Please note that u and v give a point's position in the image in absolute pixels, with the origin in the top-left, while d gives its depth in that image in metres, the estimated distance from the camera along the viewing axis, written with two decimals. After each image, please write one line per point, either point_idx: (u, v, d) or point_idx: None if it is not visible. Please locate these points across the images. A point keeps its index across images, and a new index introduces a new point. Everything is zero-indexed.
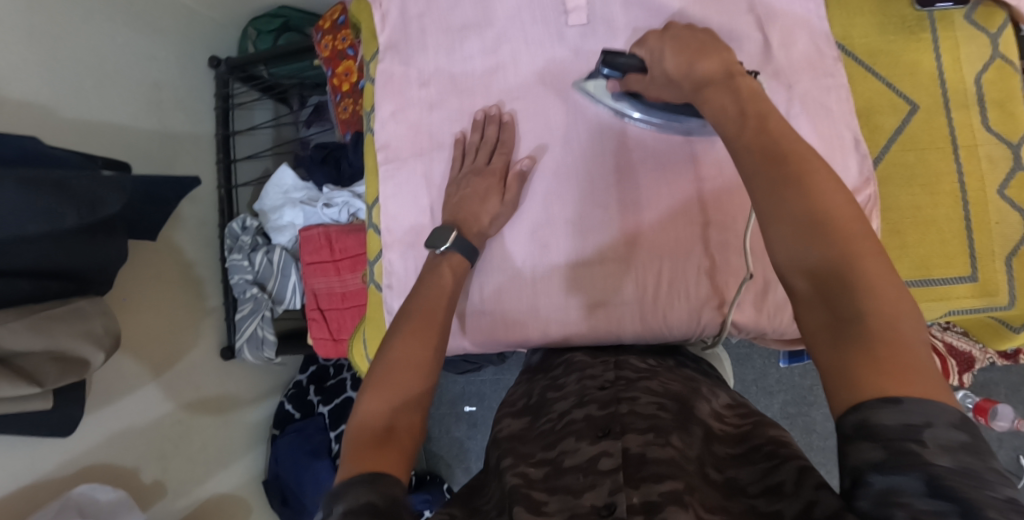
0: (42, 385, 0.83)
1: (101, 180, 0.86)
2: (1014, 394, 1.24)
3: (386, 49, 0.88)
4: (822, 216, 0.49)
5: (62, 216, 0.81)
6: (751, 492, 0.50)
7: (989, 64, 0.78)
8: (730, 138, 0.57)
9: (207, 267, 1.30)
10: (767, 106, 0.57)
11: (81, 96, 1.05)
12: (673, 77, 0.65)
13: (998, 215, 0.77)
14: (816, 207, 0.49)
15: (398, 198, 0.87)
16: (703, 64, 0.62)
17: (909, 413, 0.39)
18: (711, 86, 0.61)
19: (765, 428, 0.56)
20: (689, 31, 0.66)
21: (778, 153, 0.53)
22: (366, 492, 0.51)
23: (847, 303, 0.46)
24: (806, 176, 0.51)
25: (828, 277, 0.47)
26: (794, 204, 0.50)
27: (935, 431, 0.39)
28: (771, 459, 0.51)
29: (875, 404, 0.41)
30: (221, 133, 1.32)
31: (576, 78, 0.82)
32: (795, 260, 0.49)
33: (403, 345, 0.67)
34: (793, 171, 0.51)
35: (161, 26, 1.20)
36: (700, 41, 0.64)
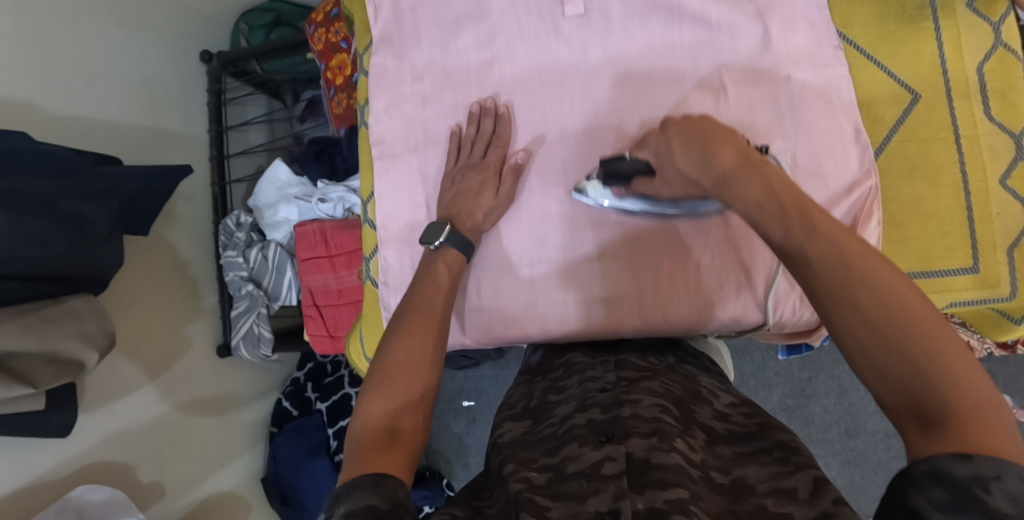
0: (35, 387, 0.83)
1: (91, 200, 0.88)
2: (1013, 383, 1.24)
3: (378, 43, 0.87)
4: (881, 294, 0.48)
5: (51, 242, 0.83)
6: (760, 490, 0.52)
7: (991, 53, 0.77)
8: (774, 238, 0.54)
9: (203, 266, 1.29)
10: (799, 193, 0.55)
11: (70, 95, 1.03)
12: (690, 176, 0.63)
13: (1000, 206, 0.76)
14: (879, 295, 0.48)
15: (393, 194, 0.86)
16: (717, 163, 0.60)
17: (978, 466, 0.40)
18: (733, 177, 0.58)
19: (773, 429, 0.58)
20: (692, 125, 0.65)
21: (828, 246, 0.50)
22: (369, 495, 0.50)
23: (921, 382, 0.45)
24: (862, 265, 0.49)
25: (904, 363, 0.46)
26: (852, 290, 0.48)
27: (1003, 483, 0.39)
28: (783, 466, 0.53)
29: (947, 457, 0.41)
30: (214, 129, 1.30)
31: (571, 185, 0.80)
32: (863, 345, 0.48)
33: (404, 346, 0.67)
34: (848, 262, 0.49)
35: (152, 22, 1.18)
36: (704, 136, 0.62)
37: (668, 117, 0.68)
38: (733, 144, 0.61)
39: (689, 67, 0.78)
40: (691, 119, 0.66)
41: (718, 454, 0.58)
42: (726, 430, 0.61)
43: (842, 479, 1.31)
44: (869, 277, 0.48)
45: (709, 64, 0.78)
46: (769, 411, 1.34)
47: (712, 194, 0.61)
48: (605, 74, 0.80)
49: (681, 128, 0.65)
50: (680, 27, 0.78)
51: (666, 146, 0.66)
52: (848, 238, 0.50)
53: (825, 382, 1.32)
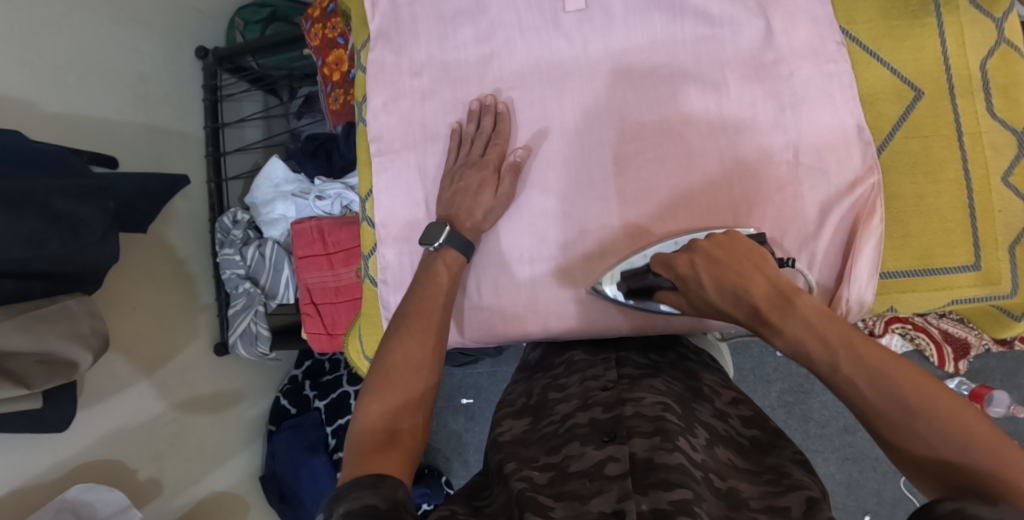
0: (30, 388, 0.82)
1: (86, 201, 0.88)
2: (1010, 379, 1.24)
3: (377, 38, 0.86)
4: (932, 412, 0.50)
5: (44, 242, 0.82)
6: (754, 506, 0.51)
7: (994, 49, 0.76)
8: (822, 370, 0.55)
9: (199, 263, 1.28)
10: (844, 326, 0.54)
11: (63, 90, 1.02)
12: (723, 309, 0.61)
13: (1001, 203, 0.76)
14: (933, 418, 0.50)
15: (392, 191, 0.85)
16: (754, 301, 0.58)
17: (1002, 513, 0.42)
18: (772, 319, 0.57)
19: (768, 455, 0.59)
20: (726, 251, 0.61)
21: (879, 381, 0.52)
22: (368, 495, 0.50)
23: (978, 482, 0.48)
24: (918, 392, 0.50)
25: (964, 470, 0.49)
26: (906, 414, 0.51)
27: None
28: (775, 486, 0.53)
29: (973, 501, 0.44)
30: (210, 126, 1.29)
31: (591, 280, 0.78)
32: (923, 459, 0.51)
33: (403, 346, 0.66)
34: (904, 393, 0.51)
35: (146, 16, 1.17)
36: (737, 268, 0.60)
37: (694, 239, 0.65)
38: (765, 274, 0.59)
39: (691, 64, 0.77)
40: (717, 241, 0.63)
41: (717, 455, 0.57)
42: (725, 433, 0.61)
43: (840, 475, 1.31)
44: (925, 401, 0.50)
45: (711, 60, 0.77)
46: (767, 408, 1.34)
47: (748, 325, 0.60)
48: (605, 70, 0.79)
49: (709, 255, 0.62)
50: (681, 23, 0.78)
51: (694, 274, 0.63)
52: (900, 369, 0.51)
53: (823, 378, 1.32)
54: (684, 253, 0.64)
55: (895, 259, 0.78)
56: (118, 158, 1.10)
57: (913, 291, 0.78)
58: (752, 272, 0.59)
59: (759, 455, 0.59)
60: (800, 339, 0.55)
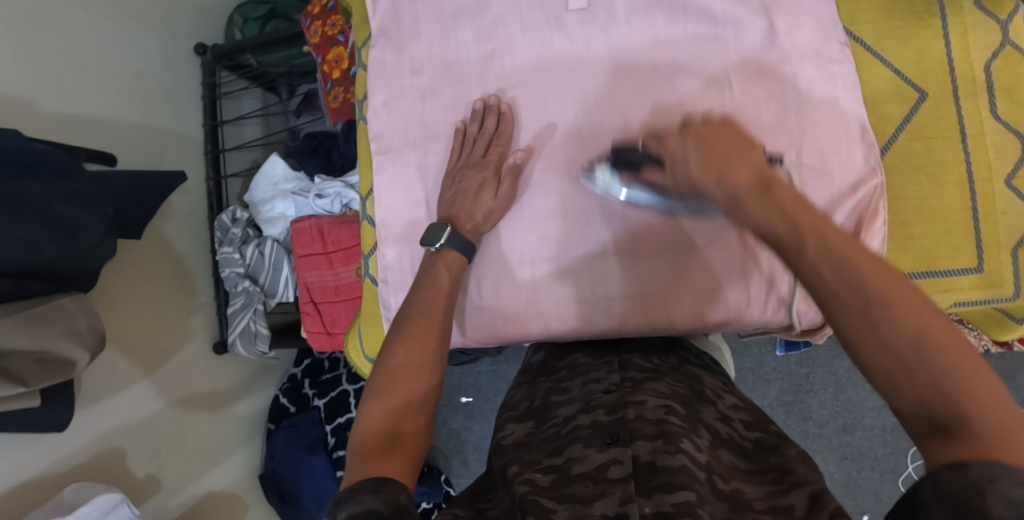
0: (28, 386, 0.82)
1: (86, 205, 0.87)
2: (1009, 380, 1.24)
3: (377, 36, 0.85)
4: (896, 310, 0.47)
5: (42, 246, 0.82)
6: (757, 507, 0.52)
7: (999, 51, 0.76)
8: (787, 255, 0.53)
9: (198, 260, 1.28)
10: (813, 210, 0.53)
11: (61, 88, 1.01)
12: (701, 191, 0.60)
13: (1004, 205, 0.76)
14: (899, 324, 0.47)
15: (392, 190, 0.85)
16: (732, 184, 0.57)
17: (972, 474, 0.40)
18: (749, 197, 0.56)
19: (771, 452, 0.59)
20: (713, 130, 0.60)
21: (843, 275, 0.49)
22: (370, 499, 0.50)
23: (939, 397, 0.45)
24: (881, 286, 0.48)
25: (924, 381, 0.45)
26: (868, 310, 0.48)
27: (998, 487, 0.39)
28: (780, 484, 0.53)
29: (943, 470, 0.42)
30: (208, 123, 1.28)
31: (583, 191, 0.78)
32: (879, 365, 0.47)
33: (405, 349, 0.66)
34: (867, 284, 0.48)
35: (143, 13, 1.16)
36: (723, 149, 0.59)
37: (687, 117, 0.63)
38: (749, 163, 0.58)
39: (693, 63, 0.77)
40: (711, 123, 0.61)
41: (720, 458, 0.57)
42: (728, 437, 0.61)
43: (839, 475, 1.31)
44: (890, 305, 0.47)
45: (715, 59, 0.77)
46: (767, 407, 1.34)
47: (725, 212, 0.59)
48: (608, 68, 0.79)
49: (700, 135, 0.60)
50: (684, 22, 0.77)
51: (680, 151, 0.61)
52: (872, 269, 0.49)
53: (823, 378, 1.32)
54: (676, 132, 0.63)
55: (900, 262, 0.77)
56: (115, 157, 1.09)
57: None
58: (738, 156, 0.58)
59: (763, 456, 0.59)
60: (769, 226, 0.54)
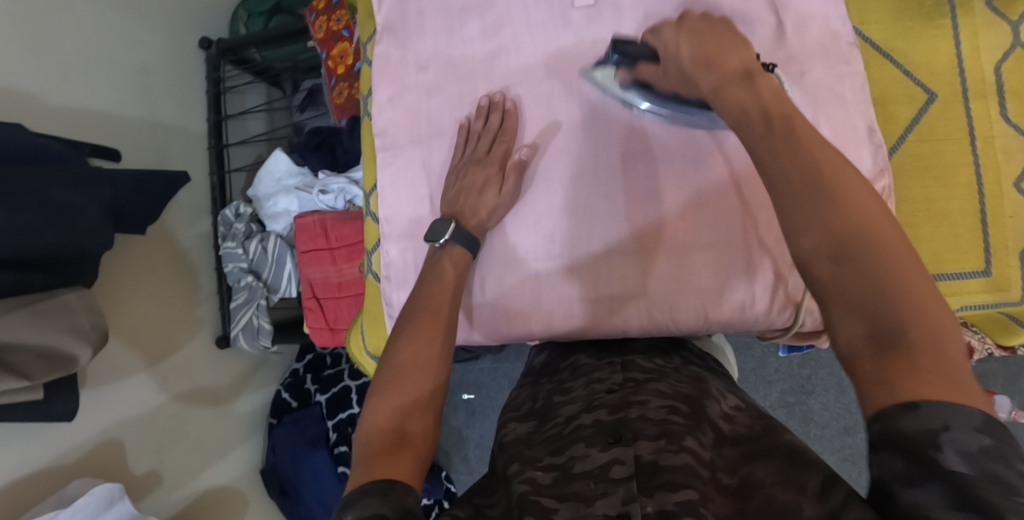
0: (30, 380, 0.81)
1: (83, 190, 0.88)
2: (1012, 384, 1.23)
3: (382, 31, 0.85)
4: (848, 211, 0.48)
5: (42, 232, 0.82)
6: (768, 482, 0.50)
7: (1009, 52, 0.75)
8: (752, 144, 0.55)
9: (201, 255, 1.28)
10: (788, 104, 0.56)
11: (66, 82, 1.01)
12: (690, 74, 0.62)
13: (1012, 209, 0.75)
14: (855, 246, 0.47)
15: (396, 187, 0.84)
16: (721, 71, 0.59)
17: (929, 419, 0.40)
18: (730, 85, 0.58)
19: (780, 430, 0.57)
20: (706, 25, 0.64)
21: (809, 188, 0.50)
22: (377, 503, 0.49)
23: (888, 320, 0.45)
24: (838, 182, 0.50)
25: (868, 287, 0.46)
26: (819, 206, 0.49)
27: (953, 434, 0.39)
28: (793, 459, 0.51)
29: (896, 411, 0.42)
30: (212, 118, 1.28)
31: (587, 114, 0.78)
32: (824, 265, 0.48)
33: (411, 346, 0.66)
34: (824, 178, 0.50)
35: (148, 6, 1.15)
36: (717, 37, 0.62)
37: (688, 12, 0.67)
38: (738, 55, 0.61)
39: None
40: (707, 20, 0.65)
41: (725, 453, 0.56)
42: (733, 430, 0.60)
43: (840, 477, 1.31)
44: (848, 222, 0.48)
45: None
46: (769, 408, 1.33)
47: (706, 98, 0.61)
48: None
49: (694, 29, 0.64)
50: None
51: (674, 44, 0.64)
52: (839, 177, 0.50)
53: (825, 380, 1.32)
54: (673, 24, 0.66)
55: None
56: (119, 151, 1.09)
57: None
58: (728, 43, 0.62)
59: (770, 435, 0.56)
60: (739, 96, 0.57)
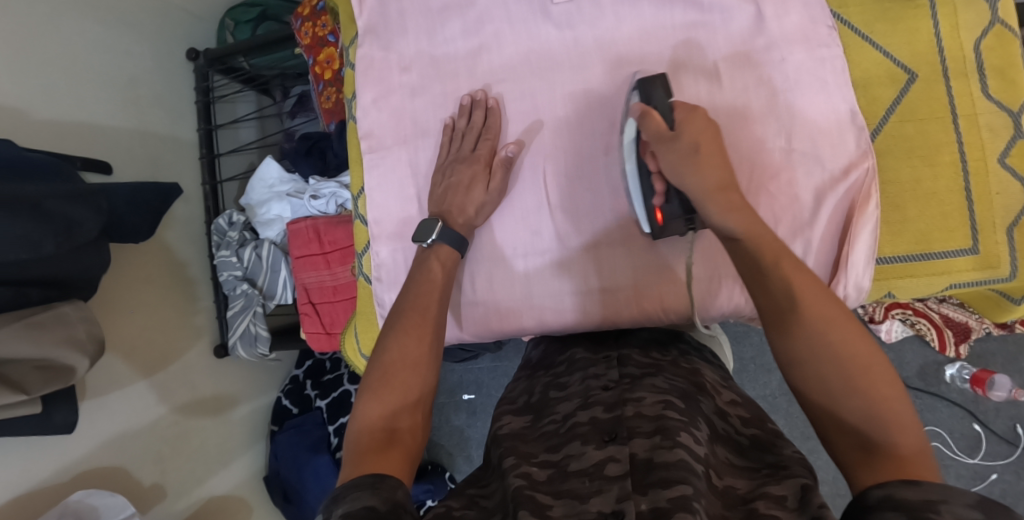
0: (28, 393, 0.82)
1: (78, 201, 0.87)
2: (1012, 363, 1.23)
3: (365, 33, 0.85)
4: (832, 332, 0.56)
5: (41, 243, 0.81)
6: (748, 498, 0.52)
7: (988, 29, 0.76)
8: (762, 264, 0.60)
9: (199, 265, 1.28)
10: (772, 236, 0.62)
11: (56, 97, 1.02)
12: (695, 157, 0.64)
13: (999, 185, 0.75)
14: (849, 378, 0.54)
15: (383, 188, 0.85)
16: (706, 176, 0.63)
17: (930, 492, 0.44)
18: (714, 197, 0.63)
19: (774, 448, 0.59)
20: (705, 127, 0.65)
21: (807, 334, 0.56)
22: (367, 496, 0.51)
23: (869, 431, 0.53)
24: (820, 311, 0.56)
25: (850, 393, 0.54)
26: (813, 321, 0.56)
27: (951, 506, 0.42)
28: (771, 478, 0.54)
29: (900, 486, 0.47)
30: (202, 128, 1.29)
31: (563, 93, 0.78)
32: (818, 371, 0.55)
33: (400, 345, 0.67)
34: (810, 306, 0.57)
35: (134, 19, 1.16)
36: (698, 147, 0.64)
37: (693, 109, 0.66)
38: (723, 171, 0.64)
39: (681, 54, 0.76)
40: (693, 120, 0.65)
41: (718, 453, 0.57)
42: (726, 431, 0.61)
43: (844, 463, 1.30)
44: (844, 362, 0.55)
45: (702, 48, 0.76)
46: (769, 397, 1.33)
47: (696, 187, 0.63)
48: (595, 58, 0.78)
49: (706, 128, 0.65)
50: (671, 10, 0.76)
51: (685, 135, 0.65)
52: (833, 323, 0.56)
53: None
54: (684, 113, 0.66)
55: (893, 244, 0.77)
56: (110, 164, 1.10)
57: (911, 276, 0.77)
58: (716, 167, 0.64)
59: (759, 454, 0.59)
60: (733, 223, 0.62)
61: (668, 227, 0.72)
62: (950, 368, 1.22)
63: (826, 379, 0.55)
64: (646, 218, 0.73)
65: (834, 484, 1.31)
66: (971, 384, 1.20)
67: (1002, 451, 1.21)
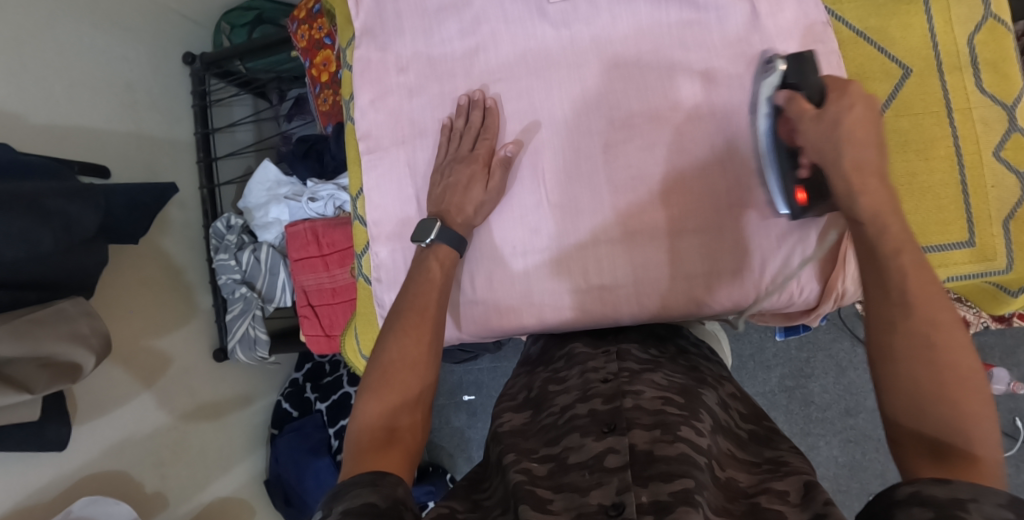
0: (33, 392, 0.82)
1: (75, 198, 0.87)
2: (1010, 356, 1.23)
3: (361, 35, 0.86)
4: (932, 332, 0.54)
5: (39, 240, 0.81)
6: (751, 491, 0.52)
7: (981, 24, 0.76)
8: (881, 252, 0.58)
9: (196, 270, 1.28)
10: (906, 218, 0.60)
11: (52, 101, 1.02)
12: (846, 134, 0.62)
13: (994, 178, 0.76)
14: (940, 384, 0.53)
15: (381, 188, 0.85)
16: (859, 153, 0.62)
17: (958, 490, 0.44)
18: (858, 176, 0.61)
19: (773, 444, 0.60)
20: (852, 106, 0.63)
21: (911, 332, 0.55)
22: (368, 493, 0.51)
23: (941, 438, 0.52)
24: (927, 312, 0.55)
25: (935, 397, 0.53)
26: (917, 320, 0.55)
27: (980, 505, 0.43)
28: (774, 472, 0.54)
29: (929, 482, 0.46)
30: (199, 132, 1.29)
31: (562, 91, 0.78)
32: (909, 370, 0.54)
33: (399, 345, 0.68)
34: (919, 305, 0.55)
35: (130, 23, 1.16)
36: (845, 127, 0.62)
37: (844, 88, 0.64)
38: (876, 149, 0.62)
39: (678, 52, 0.76)
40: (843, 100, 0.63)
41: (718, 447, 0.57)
42: (727, 424, 0.61)
43: (844, 459, 1.30)
44: (938, 368, 0.53)
45: (698, 46, 0.76)
46: (768, 393, 1.33)
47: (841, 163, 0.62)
48: (591, 57, 0.78)
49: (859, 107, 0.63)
50: (666, 9, 0.77)
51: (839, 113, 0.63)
52: (941, 328, 0.54)
53: (824, 362, 1.31)
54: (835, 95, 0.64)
55: None
56: (108, 168, 1.10)
57: None
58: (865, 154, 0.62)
59: (758, 448, 0.60)
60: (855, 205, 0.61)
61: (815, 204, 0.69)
62: None
63: (915, 378, 0.54)
64: (785, 199, 0.71)
65: (833, 480, 1.31)
66: None
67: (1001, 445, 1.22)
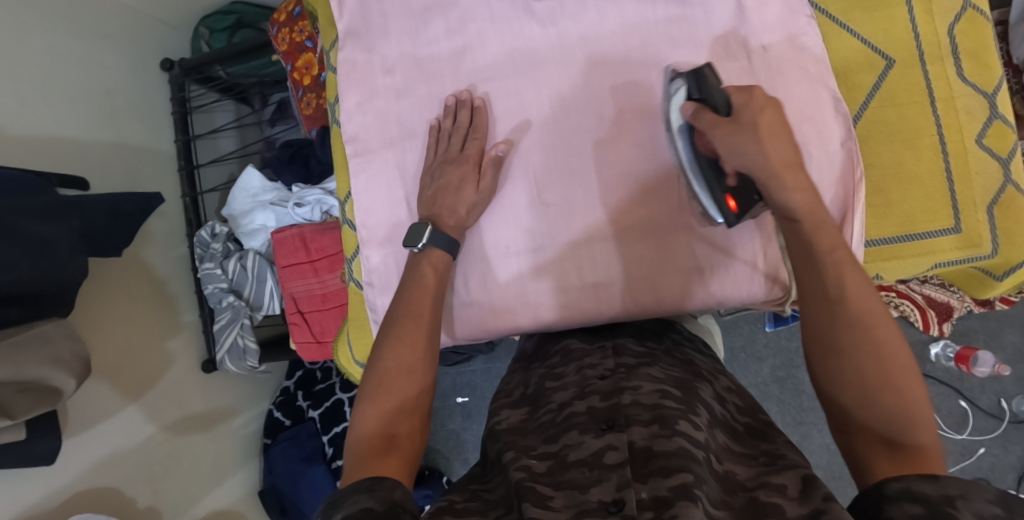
0: (13, 418, 0.80)
1: (51, 220, 0.86)
2: (993, 339, 1.27)
3: (345, 37, 0.84)
4: (868, 325, 0.59)
5: (14, 265, 0.80)
6: (748, 485, 0.53)
7: (961, 14, 0.78)
8: (818, 249, 0.62)
9: (181, 280, 1.25)
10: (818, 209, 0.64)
11: (29, 112, 0.99)
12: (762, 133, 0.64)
13: (978, 165, 0.77)
14: (885, 371, 0.57)
15: (371, 191, 0.84)
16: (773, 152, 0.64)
17: (947, 486, 0.45)
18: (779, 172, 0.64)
19: (770, 438, 0.60)
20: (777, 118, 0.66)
21: (855, 326, 0.59)
22: (365, 499, 0.51)
23: (890, 427, 0.55)
24: (863, 307, 0.59)
25: (881, 385, 0.57)
26: (857, 313, 0.59)
27: (969, 502, 0.43)
28: (772, 466, 0.55)
29: (917, 479, 0.47)
30: (180, 139, 1.26)
31: (553, 89, 0.78)
32: (854, 363, 0.58)
33: (395, 352, 0.67)
34: (857, 302, 0.59)
35: (106, 30, 1.13)
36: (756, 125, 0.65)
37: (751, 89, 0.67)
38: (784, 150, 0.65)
39: (666, 48, 0.77)
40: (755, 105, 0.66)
41: (717, 439, 0.57)
42: (724, 416, 0.62)
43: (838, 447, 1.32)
44: (883, 361, 0.57)
45: (685, 40, 0.76)
46: (761, 385, 1.34)
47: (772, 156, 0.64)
48: (580, 55, 0.78)
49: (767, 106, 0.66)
50: (653, 5, 0.77)
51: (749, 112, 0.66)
52: (880, 321, 0.59)
53: None
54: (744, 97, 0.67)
55: (879, 227, 0.79)
56: (87, 179, 1.08)
57: (897, 258, 0.79)
58: (782, 142, 0.65)
59: (753, 442, 0.60)
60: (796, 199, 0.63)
61: (748, 207, 0.70)
62: (936, 347, 1.25)
63: (861, 371, 0.58)
64: (717, 209, 0.72)
65: (827, 468, 1.32)
66: (956, 362, 1.24)
67: (988, 426, 1.25)
